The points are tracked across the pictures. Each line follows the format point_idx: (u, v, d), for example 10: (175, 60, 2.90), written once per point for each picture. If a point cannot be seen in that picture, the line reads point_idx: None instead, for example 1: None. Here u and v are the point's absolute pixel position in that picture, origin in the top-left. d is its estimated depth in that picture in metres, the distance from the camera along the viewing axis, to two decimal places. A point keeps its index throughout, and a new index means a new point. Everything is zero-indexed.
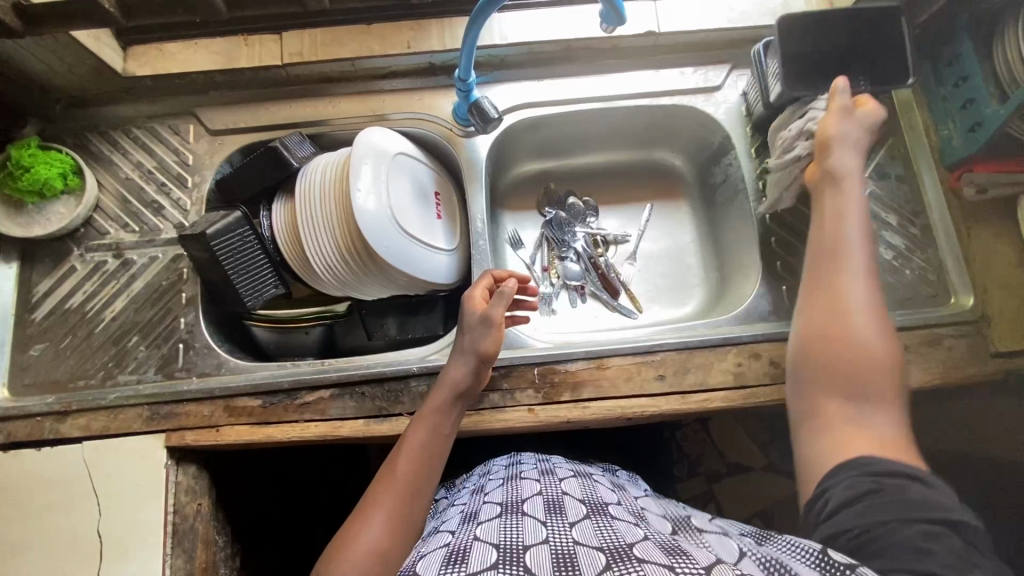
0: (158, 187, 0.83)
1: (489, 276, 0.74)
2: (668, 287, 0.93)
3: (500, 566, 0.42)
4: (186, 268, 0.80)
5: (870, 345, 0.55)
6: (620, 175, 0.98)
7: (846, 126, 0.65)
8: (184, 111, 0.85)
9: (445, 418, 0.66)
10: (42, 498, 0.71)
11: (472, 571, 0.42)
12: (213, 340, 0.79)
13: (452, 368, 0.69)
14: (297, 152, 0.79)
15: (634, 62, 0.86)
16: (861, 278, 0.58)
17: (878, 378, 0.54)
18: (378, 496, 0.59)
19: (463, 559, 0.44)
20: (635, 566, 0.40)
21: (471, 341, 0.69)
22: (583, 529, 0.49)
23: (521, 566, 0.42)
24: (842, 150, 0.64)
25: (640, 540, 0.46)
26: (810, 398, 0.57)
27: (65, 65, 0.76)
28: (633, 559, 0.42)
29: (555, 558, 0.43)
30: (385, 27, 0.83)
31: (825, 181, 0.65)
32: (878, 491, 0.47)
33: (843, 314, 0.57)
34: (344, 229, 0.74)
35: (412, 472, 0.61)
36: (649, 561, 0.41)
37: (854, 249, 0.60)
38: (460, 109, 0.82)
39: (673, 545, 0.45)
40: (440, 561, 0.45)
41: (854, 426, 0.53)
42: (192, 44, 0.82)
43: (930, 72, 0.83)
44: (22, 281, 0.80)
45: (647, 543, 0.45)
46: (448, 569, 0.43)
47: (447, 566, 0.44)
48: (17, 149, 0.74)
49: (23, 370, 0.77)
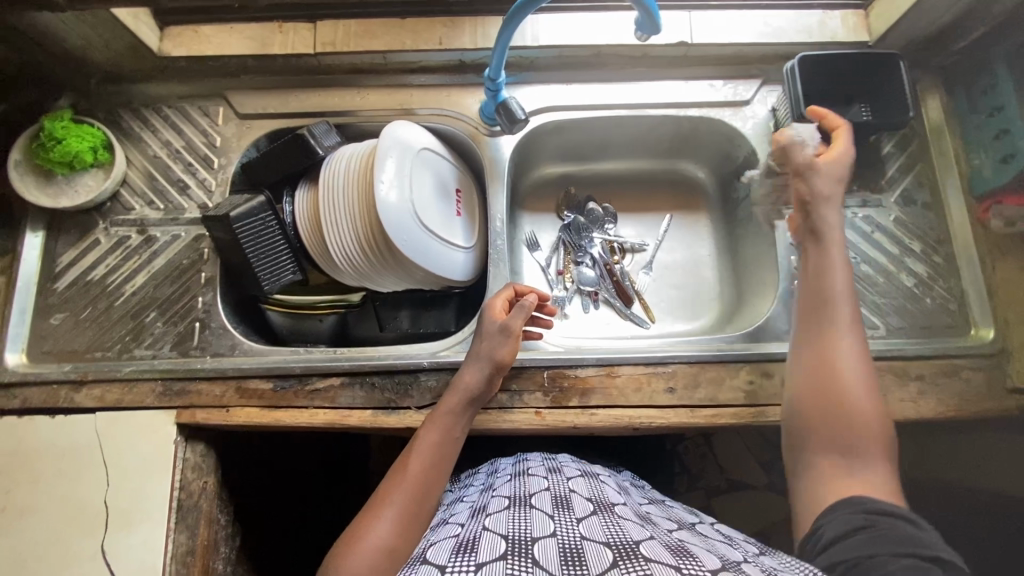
0: (184, 166, 0.84)
1: (512, 288, 0.75)
2: (682, 299, 0.93)
3: (508, 557, 0.43)
4: (207, 249, 0.81)
5: (856, 400, 0.54)
6: (641, 183, 0.98)
7: (823, 182, 0.63)
8: (214, 93, 0.86)
9: (457, 420, 0.67)
10: (53, 465, 0.72)
11: (481, 560, 0.43)
12: (228, 322, 0.80)
13: (467, 371, 0.69)
14: (323, 141, 0.80)
15: (663, 71, 0.86)
16: (850, 344, 0.57)
17: (866, 444, 0.52)
18: (389, 494, 0.59)
19: (473, 549, 0.45)
20: (642, 565, 0.40)
21: (488, 346, 0.69)
22: (591, 524, 0.49)
23: (529, 558, 0.43)
24: (819, 196, 0.63)
25: (646, 539, 0.46)
26: (803, 448, 0.55)
27: (103, 41, 0.77)
28: (640, 558, 0.41)
29: (562, 551, 0.43)
30: (418, 21, 0.84)
31: (811, 243, 0.63)
32: (868, 525, 0.46)
33: (831, 381, 0.55)
34: (365, 220, 0.75)
35: (424, 471, 0.61)
36: (655, 561, 0.41)
37: (838, 316, 0.58)
38: (487, 108, 0.82)
39: (679, 546, 0.45)
40: (450, 550, 0.46)
41: (850, 484, 0.51)
42: (227, 28, 0.83)
43: (965, 100, 0.82)
44: (47, 251, 0.81)
45: (653, 543, 0.45)
46: (458, 557, 0.44)
47: (457, 555, 0.45)
48: (52, 120, 0.76)
49: (42, 338, 0.78)
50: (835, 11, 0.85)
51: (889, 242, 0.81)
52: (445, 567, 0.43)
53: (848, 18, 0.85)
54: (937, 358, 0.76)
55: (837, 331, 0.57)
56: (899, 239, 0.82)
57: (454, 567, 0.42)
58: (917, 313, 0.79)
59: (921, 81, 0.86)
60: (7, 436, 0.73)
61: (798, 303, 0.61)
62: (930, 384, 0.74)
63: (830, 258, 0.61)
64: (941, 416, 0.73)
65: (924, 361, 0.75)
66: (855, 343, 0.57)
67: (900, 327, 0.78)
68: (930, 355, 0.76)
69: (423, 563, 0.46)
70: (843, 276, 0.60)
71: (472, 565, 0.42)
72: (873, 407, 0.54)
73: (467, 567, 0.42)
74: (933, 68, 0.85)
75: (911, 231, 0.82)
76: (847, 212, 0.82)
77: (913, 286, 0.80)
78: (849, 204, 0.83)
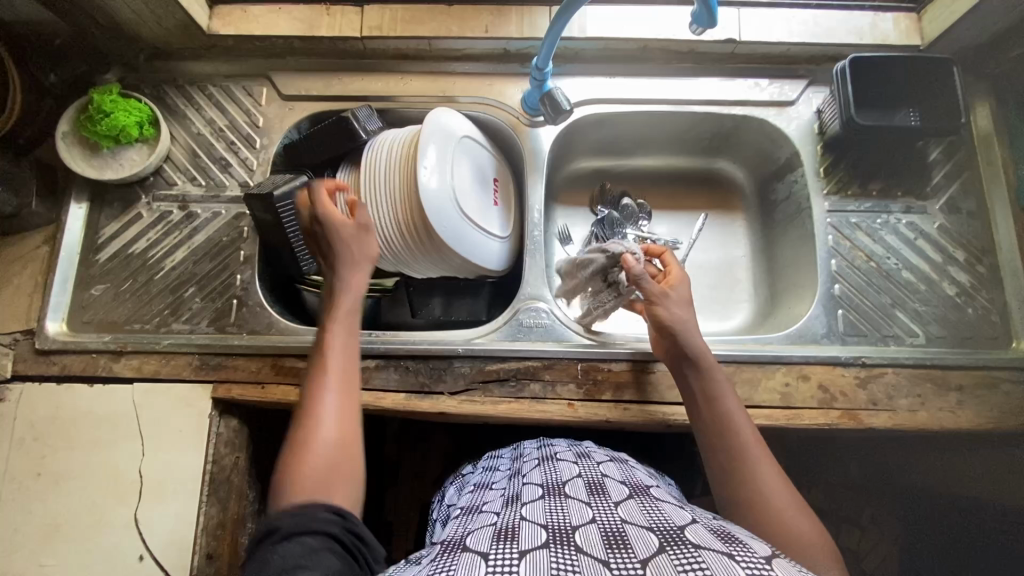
0: (227, 145, 0.85)
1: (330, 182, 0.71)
2: (715, 299, 0.92)
3: (551, 545, 0.42)
4: (247, 227, 0.82)
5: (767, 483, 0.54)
6: (677, 181, 0.97)
7: (678, 299, 0.68)
8: (259, 73, 0.87)
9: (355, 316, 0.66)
10: (90, 432, 0.73)
11: (523, 548, 0.42)
12: (265, 300, 0.80)
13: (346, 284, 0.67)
14: (367, 126, 0.80)
15: (708, 68, 0.85)
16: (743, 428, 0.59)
17: (804, 544, 0.50)
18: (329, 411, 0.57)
19: (513, 537, 0.44)
20: (691, 551, 0.40)
21: (354, 252, 0.68)
22: (629, 508, 0.49)
23: (571, 546, 0.42)
24: (666, 316, 0.67)
25: (688, 523, 0.45)
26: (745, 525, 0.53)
27: (155, 17, 0.78)
28: (688, 544, 0.41)
29: (605, 538, 0.43)
30: (465, 9, 0.83)
31: (686, 368, 0.65)
32: None
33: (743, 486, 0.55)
34: (405, 204, 0.75)
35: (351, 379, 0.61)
36: (705, 547, 0.41)
37: (731, 423, 0.59)
38: (530, 98, 0.82)
39: (723, 531, 0.45)
40: (490, 537, 0.45)
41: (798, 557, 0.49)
42: (275, 9, 0.84)
43: (1016, 108, 0.81)
44: (90, 222, 0.82)
45: (697, 527, 0.44)
46: (499, 545, 0.43)
47: (497, 542, 0.44)
48: (100, 94, 0.77)
49: (82, 308, 0.79)
50: (887, 14, 0.83)
51: (931, 249, 0.80)
52: (487, 554, 0.41)
53: (901, 21, 0.83)
54: (977, 369, 0.75)
55: (730, 441, 0.58)
56: (942, 247, 0.80)
57: (497, 555, 0.41)
58: (958, 322, 0.77)
59: (971, 88, 0.84)
60: (47, 402, 0.74)
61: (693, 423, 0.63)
62: (970, 395, 0.73)
63: (706, 379, 0.63)
64: (980, 428, 0.72)
65: (964, 372, 0.74)
66: (751, 447, 0.57)
67: (940, 336, 0.77)
68: (970, 366, 0.74)
69: (463, 551, 0.43)
70: (719, 392, 0.62)
71: (515, 552, 0.41)
72: (786, 503, 0.53)
73: (511, 555, 0.41)
74: (985, 74, 0.83)
75: (955, 239, 0.80)
76: (890, 217, 0.82)
77: (955, 295, 0.79)
78: (892, 210, 0.82)
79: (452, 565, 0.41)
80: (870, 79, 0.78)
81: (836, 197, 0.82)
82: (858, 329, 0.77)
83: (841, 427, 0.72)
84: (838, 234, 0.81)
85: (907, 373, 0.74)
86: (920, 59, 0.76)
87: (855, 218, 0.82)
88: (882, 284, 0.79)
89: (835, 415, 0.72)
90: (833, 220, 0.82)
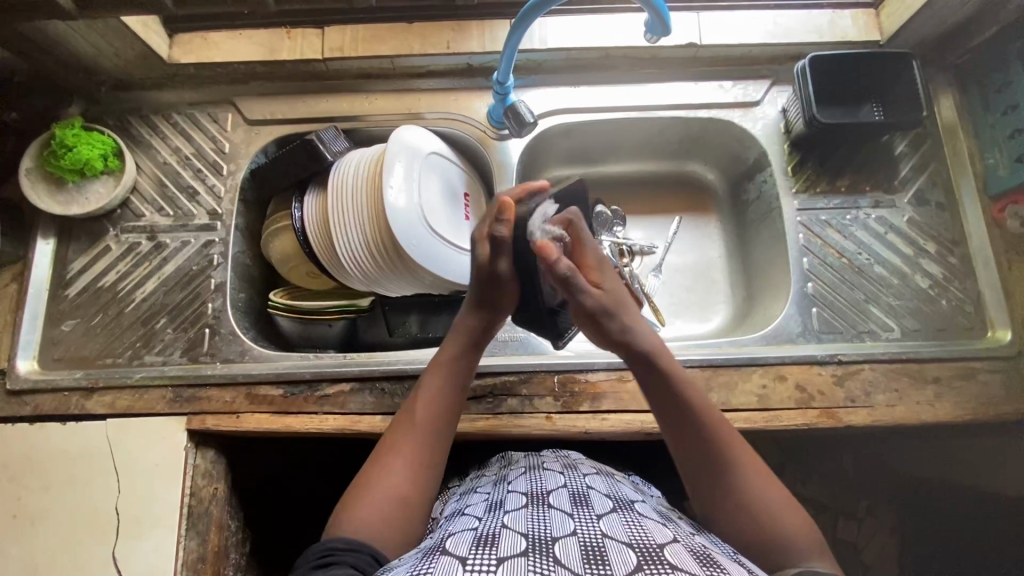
0: (194, 173, 0.84)
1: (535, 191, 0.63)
2: (692, 302, 0.92)
3: (530, 554, 0.42)
4: (217, 254, 0.81)
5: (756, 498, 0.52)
6: (650, 185, 0.98)
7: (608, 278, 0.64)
8: (224, 99, 0.86)
9: (462, 364, 0.63)
10: (65, 471, 0.72)
11: (502, 556, 0.42)
12: (238, 327, 0.80)
13: (464, 315, 0.64)
14: (332, 147, 0.80)
15: (671, 73, 0.85)
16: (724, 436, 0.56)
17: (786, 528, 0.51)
18: (397, 444, 0.58)
19: (493, 544, 0.44)
20: (667, 573, 0.39)
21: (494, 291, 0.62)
22: (611, 522, 0.48)
23: (550, 557, 0.42)
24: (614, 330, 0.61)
25: (669, 541, 0.45)
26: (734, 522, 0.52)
27: (114, 49, 0.78)
28: (665, 565, 0.40)
29: (584, 550, 0.43)
30: (426, 25, 0.84)
31: (640, 373, 0.60)
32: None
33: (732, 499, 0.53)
34: (374, 225, 0.74)
35: (431, 423, 0.60)
36: (681, 569, 0.40)
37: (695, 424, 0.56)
38: (495, 112, 0.82)
39: (704, 553, 0.44)
40: (470, 542, 0.45)
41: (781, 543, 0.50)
42: (236, 35, 0.83)
43: (977, 97, 0.81)
44: (58, 257, 0.81)
45: (677, 546, 0.44)
46: (479, 550, 0.43)
47: (476, 547, 0.43)
48: (62, 128, 0.76)
49: (54, 344, 0.78)
50: (845, 11, 0.84)
51: (902, 243, 0.80)
52: (466, 560, 0.41)
53: (859, 17, 0.84)
54: (955, 361, 0.74)
55: (704, 451, 0.55)
56: (913, 240, 0.80)
57: (475, 561, 0.41)
58: (932, 314, 0.78)
59: (933, 80, 0.84)
60: (19, 443, 0.73)
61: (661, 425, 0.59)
62: (948, 387, 0.73)
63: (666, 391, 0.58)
64: (959, 420, 0.72)
65: (940, 364, 0.74)
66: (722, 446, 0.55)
67: (916, 330, 0.77)
68: (948, 358, 0.74)
69: (443, 554, 0.43)
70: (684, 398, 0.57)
71: (493, 559, 0.41)
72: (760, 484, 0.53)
73: (489, 562, 0.41)
74: (947, 65, 0.84)
75: (926, 231, 0.80)
76: (859, 212, 0.82)
77: (928, 287, 0.79)
78: (861, 205, 0.82)
79: (429, 570, 0.41)
80: (830, 78, 0.78)
81: (805, 195, 0.82)
82: (833, 327, 0.77)
83: (820, 426, 0.72)
84: (809, 233, 0.81)
85: (883, 368, 0.74)
86: (880, 54, 0.76)
87: (825, 215, 0.82)
88: (855, 280, 0.79)
89: (814, 414, 0.72)
90: (803, 219, 0.82)
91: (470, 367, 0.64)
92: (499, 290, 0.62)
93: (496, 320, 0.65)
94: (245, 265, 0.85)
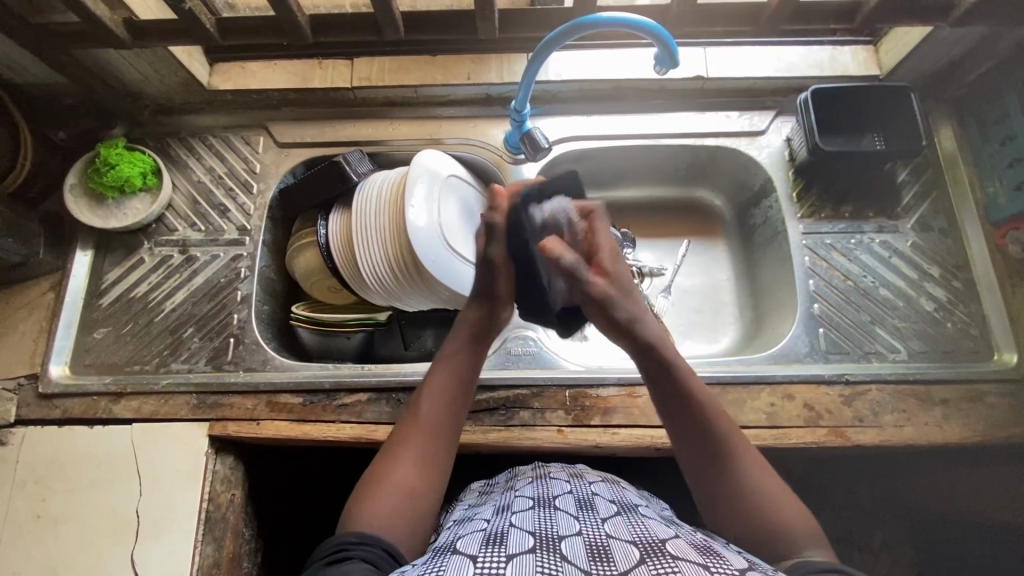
0: (226, 191, 0.89)
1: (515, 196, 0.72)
2: (701, 323, 0.94)
3: (537, 550, 0.43)
4: (244, 268, 0.85)
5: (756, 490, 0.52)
6: (659, 210, 1.01)
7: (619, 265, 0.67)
8: (257, 124, 0.92)
9: (463, 359, 0.65)
10: (90, 474, 0.74)
11: (511, 552, 0.43)
12: (261, 338, 0.83)
13: (466, 311, 0.68)
14: (358, 168, 0.84)
15: (679, 104, 0.90)
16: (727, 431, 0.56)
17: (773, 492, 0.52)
18: (404, 438, 0.59)
19: (502, 542, 0.45)
20: (669, 563, 0.41)
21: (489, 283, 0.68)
22: (616, 523, 0.50)
23: (557, 554, 0.43)
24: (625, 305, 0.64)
25: (671, 537, 0.46)
26: (733, 514, 0.52)
27: (159, 76, 0.84)
28: (668, 555, 0.42)
29: (590, 549, 0.44)
30: (448, 58, 0.89)
31: (643, 362, 0.61)
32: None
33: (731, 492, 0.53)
34: (395, 242, 0.78)
35: (438, 417, 0.61)
36: (683, 559, 0.41)
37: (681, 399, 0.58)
38: (511, 137, 0.87)
39: (705, 545, 0.45)
40: (479, 541, 0.46)
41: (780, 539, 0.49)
42: (271, 64, 0.89)
43: (976, 129, 0.84)
44: (94, 269, 0.86)
45: (679, 541, 0.45)
46: (488, 549, 0.44)
47: (486, 546, 0.45)
48: (107, 147, 0.81)
49: (85, 351, 0.82)
50: (845, 47, 0.89)
51: (906, 266, 0.83)
52: (477, 556, 0.43)
53: (859, 53, 0.88)
54: (962, 383, 0.75)
55: (693, 431, 0.56)
56: (917, 264, 0.82)
57: (486, 557, 0.42)
58: (938, 336, 0.79)
59: (931, 113, 0.88)
60: (48, 445, 0.76)
61: (665, 418, 0.59)
62: (956, 409, 0.74)
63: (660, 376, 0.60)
64: (968, 441, 0.72)
65: (947, 385, 0.75)
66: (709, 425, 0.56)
67: (922, 351, 0.78)
68: (955, 380, 0.75)
69: (454, 553, 0.45)
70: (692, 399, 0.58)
71: (502, 555, 0.43)
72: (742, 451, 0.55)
73: (499, 558, 0.42)
74: (945, 98, 0.87)
75: (930, 256, 0.83)
76: (863, 237, 0.84)
77: (933, 310, 0.80)
78: (865, 230, 0.85)
79: (441, 567, 0.42)
80: (832, 110, 0.82)
81: (810, 220, 0.85)
82: (840, 347, 0.79)
83: (829, 445, 0.72)
84: (814, 255, 0.84)
85: (891, 389, 0.75)
86: (880, 89, 0.80)
87: (830, 239, 0.84)
88: (862, 302, 0.81)
89: (822, 433, 0.73)
90: (809, 242, 0.84)
91: (476, 360, 0.66)
92: (493, 277, 0.68)
93: (498, 315, 0.68)
94: (269, 279, 0.88)
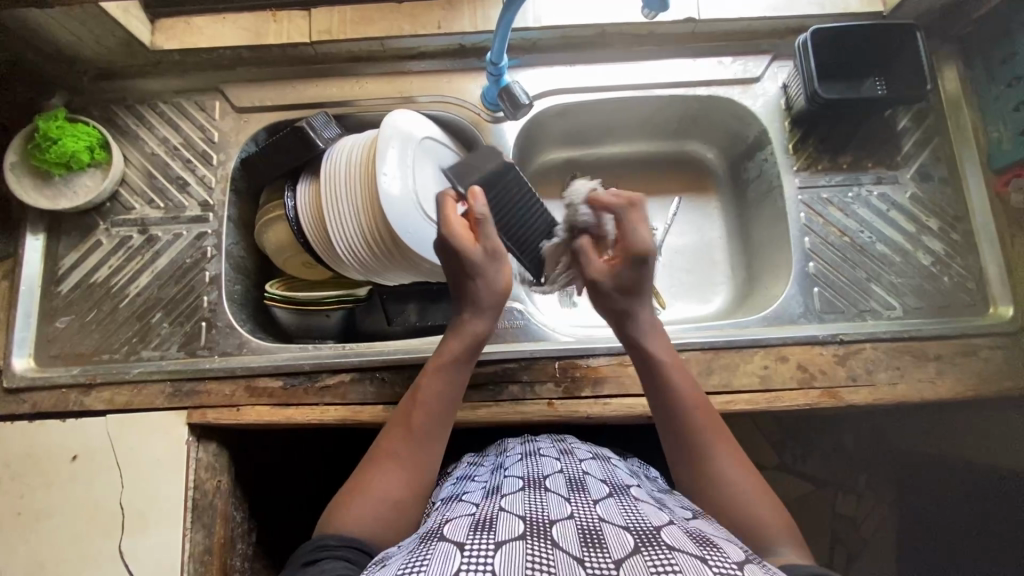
0: (183, 163, 0.82)
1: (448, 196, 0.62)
2: (693, 283, 0.91)
3: (528, 537, 0.41)
4: (210, 247, 0.80)
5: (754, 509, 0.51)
6: (647, 166, 0.96)
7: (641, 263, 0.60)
8: (210, 87, 0.84)
9: (460, 370, 0.62)
10: (66, 469, 0.72)
11: (500, 539, 0.41)
12: (235, 320, 0.79)
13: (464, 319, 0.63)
14: (323, 133, 0.78)
15: (668, 50, 0.83)
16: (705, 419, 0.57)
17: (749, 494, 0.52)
18: (391, 449, 0.57)
19: (490, 527, 0.43)
20: (665, 553, 0.39)
21: (486, 286, 0.61)
22: (607, 506, 0.49)
23: (548, 540, 0.41)
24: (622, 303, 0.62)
25: (666, 524, 0.45)
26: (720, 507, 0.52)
27: (94, 36, 0.75)
28: (664, 546, 0.40)
29: (581, 535, 0.42)
30: (416, 5, 0.81)
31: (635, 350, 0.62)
32: None
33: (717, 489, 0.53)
34: (368, 211, 0.73)
35: (430, 428, 0.58)
36: (679, 550, 0.40)
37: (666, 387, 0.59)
38: (489, 92, 0.80)
39: (700, 534, 0.44)
40: (467, 527, 0.44)
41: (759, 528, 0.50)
42: (220, 19, 0.82)
43: (983, 68, 0.79)
44: (48, 253, 0.80)
45: (674, 528, 0.44)
46: (476, 535, 0.42)
47: (474, 532, 0.43)
48: (46, 120, 0.74)
49: (49, 341, 0.78)
50: None
51: (904, 219, 0.79)
52: (464, 545, 0.40)
53: None
54: (957, 338, 0.74)
55: (671, 404, 0.58)
56: (914, 215, 0.79)
57: (473, 545, 0.40)
58: (934, 292, 0.77)
59: (938, 52, 0.82)
60: (17, 441, 0.72)
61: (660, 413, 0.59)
62: (950, 364, 0.73)
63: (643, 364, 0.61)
64: (959, 396, 0.72)
65: (943, 341, 0.74)
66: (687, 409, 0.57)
67: (917, 307, 0.77)
68: (950, 335, 0.74)
69: (440, 540, 0.42)
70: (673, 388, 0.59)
71: (491, 542, 0.40)
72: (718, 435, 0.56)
73: (487, 544, 0.40)
74: (951, 36, 0.81)
75: (928, 207, 0.79)
76: (861, 189, 0.80)
77: (930, 264, 0.78)
78: (862, 182, 0.81)
79: (426, 558, 0.39)
80: (832, 54, 0.77)
81: (806, 173, 0.81)
82: (835, 306, 0.77)
83: (822, 406, 0.71)
84: (810, 211, 0.80)
85: (885, 347, 0.74)
86: (880, 28, 0.74)
87: (826, 193, 0.81)
88: (858, 258, 0.79)
89: (815, 395, 0.72)
90: (805, 197, 0.81)
91: (472, 349, 0.62)
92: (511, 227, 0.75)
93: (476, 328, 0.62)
94: (239, 258, 0.83)
